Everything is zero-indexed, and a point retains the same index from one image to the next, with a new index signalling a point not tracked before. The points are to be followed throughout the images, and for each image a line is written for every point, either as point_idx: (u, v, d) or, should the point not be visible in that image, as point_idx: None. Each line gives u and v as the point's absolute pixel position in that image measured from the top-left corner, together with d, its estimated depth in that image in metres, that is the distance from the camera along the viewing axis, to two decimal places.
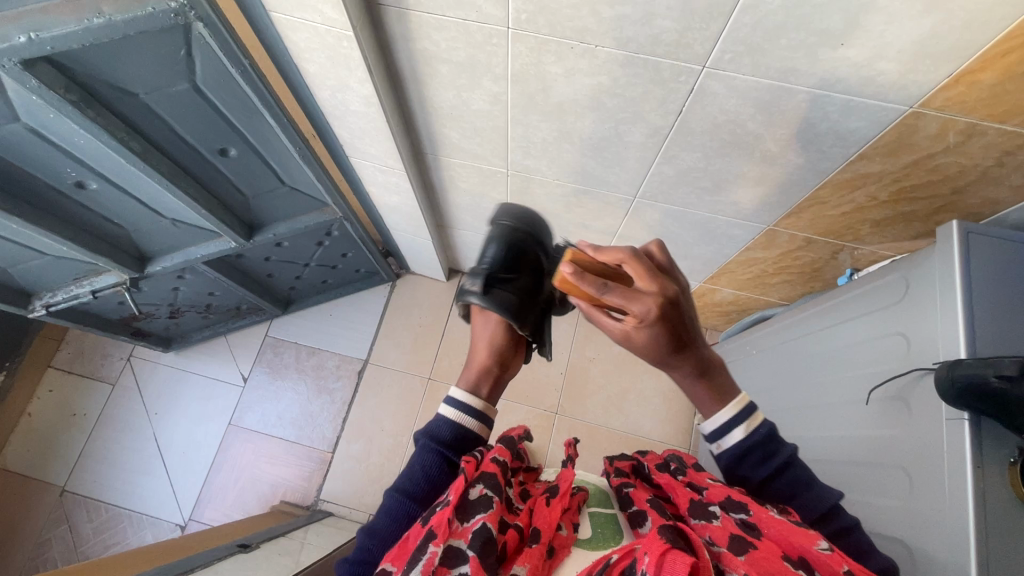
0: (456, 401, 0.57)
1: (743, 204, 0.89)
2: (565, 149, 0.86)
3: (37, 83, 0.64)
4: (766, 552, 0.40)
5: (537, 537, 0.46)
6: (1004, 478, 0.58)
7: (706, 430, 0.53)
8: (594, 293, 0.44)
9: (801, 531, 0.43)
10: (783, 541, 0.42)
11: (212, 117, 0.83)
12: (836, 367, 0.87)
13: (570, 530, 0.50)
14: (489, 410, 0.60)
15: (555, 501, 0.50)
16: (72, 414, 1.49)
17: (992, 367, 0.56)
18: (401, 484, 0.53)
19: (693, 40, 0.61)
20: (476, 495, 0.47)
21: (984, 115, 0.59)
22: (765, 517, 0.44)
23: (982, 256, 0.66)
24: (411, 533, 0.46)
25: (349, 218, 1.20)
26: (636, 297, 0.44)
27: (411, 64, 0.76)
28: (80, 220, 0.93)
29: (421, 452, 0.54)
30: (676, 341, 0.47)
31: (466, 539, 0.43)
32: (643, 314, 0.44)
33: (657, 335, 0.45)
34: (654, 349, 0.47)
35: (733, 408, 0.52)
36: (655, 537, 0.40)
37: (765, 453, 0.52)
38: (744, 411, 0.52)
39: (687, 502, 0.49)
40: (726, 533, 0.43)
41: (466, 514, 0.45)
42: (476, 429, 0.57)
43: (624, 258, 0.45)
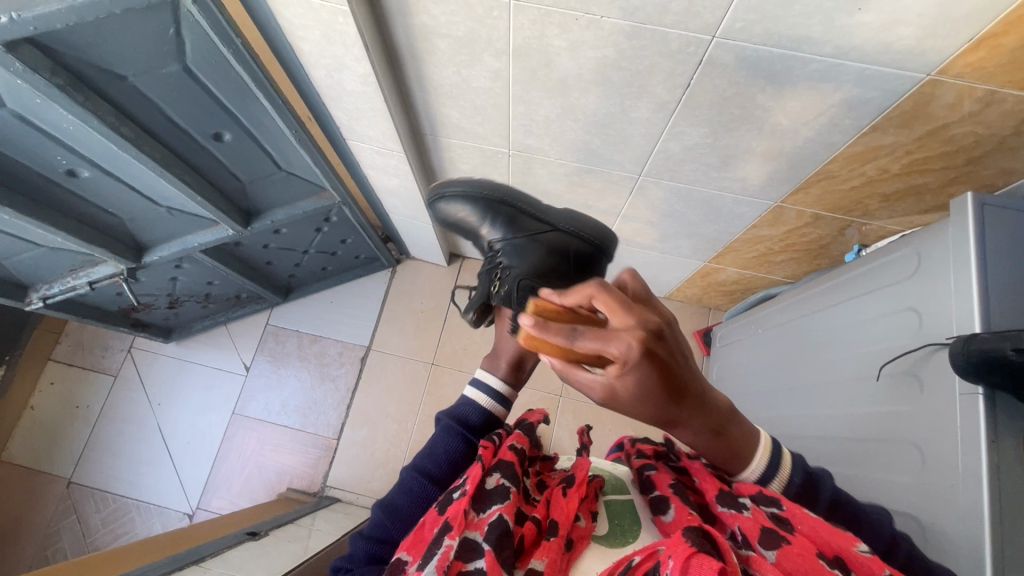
0: (487, 389, 0.61)
1: (750, 181, 0.87)
2: (568, 126, 0.84)
3: (21, 66, 0.62)
4: (801, 548, 0.39)
5: (555, 530, 0.45)
6: (1019, 452, 0.57)
7: (739, 477, 0.53)
8: (564, 339, 0.37)
9: (839, 532, 0.41)
10: (817, 538, 0.41)
11: (204, 100, 0.80)
12: (844, 344, 0.86)
13: (588, 521, 0.49)
14: (514, 395, 0.63)
15: (573, 491, 0.49)
16: (75, 407, 1.49)
17: (1009, 340, 0.54)
18: (418, 463, 0.55)
19: (702, 8, 0.58)
20: (493, 485, 0.47)
21: (1005, 81, 0.58)
22: (799, 513, 0.43)
23: (999, 229, 0.65)
24: (428, 521, 0.45)
25: (348, 203, 1.18)
26: (613, 332, 0.36)
27: (409, 40, 0.74)
28: (72, 210, 0.91)
29: (444, 433, 0.56)
30: (675, 387, 0.39)
31: (482, 531, 0.42)
32: (627, 354, 0.35)
33: (650, 385, 0.36)
34: (648, 403, 0.38)
35: (762, 457, 0.51)
36: (680, 538, 0.38)
37: (810, 496, 0.52)
38: (770, 455, 0.52)
39: (714, 487, 0.48)
40: (758, 525, 0.42)
41: (482, 505, 0.44)
42: (499, 413, 0.61)
43: (593, 292, 0.39)
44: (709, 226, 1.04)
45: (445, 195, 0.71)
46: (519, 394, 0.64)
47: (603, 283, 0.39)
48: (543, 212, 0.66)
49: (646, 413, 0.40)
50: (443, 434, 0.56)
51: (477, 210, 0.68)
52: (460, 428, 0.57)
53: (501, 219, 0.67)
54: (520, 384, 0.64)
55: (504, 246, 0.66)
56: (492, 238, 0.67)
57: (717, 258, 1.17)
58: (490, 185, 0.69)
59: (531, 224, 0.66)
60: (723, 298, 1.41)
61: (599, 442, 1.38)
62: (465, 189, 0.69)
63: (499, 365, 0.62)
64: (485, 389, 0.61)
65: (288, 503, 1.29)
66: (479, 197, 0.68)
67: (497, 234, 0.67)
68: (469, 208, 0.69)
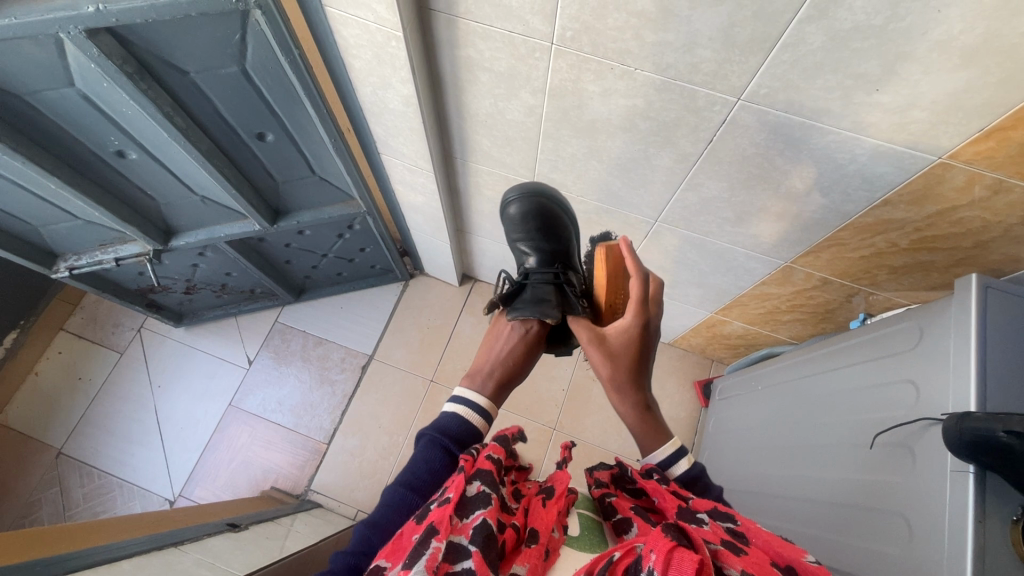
0: (467, 400, 0.62)
1: (762, 238, 0.89)
2: (592, 166, 0.88)
3: (97, 52, 0.67)
4: (758, 558, 0.40)
5: (534, 538, 0.46)
6: (1007, 538, 0.57)
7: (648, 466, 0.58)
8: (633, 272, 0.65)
9: (789, 544, 0.43)
10: (770, 551, 0.43)
11: (255, 102, 0.85)
12: (841, 409, 0.87)
13: (561, 533, 0.49)
14: (495, 411, 0.64)
15: (551, 503, 0.51)
16: (78, 378, 1.51)
17: (1000, 422, 0.55)
18: (402, 478, 0.54)
19: (730, 72, 0.62)
20: (474, 492, 0.47)
21: (1012, 172, 0.60)
22: (753, 527, 0.45)
23: (999, 312, 0.66)
24: (406, 532, 0.46)
25: (371, 214, 1.22)
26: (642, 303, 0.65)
27: (453, 69, 0.79)
28: (113, 187, 0.96)
29: (426, 446, 0.56)
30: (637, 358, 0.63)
31: (466, 535, 0.43)
32: (633, 318, 0.64)
33: (630, 339, 0.63)
34: (623, 352, 0.64)
35: (669, 446, 0.58)
36: (661, 535, 0.39)
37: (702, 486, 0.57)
38: (681, 449, 0.58)
39: (674, 506, 0.49)
40: (717, 535, 0.42)
41: (466, 511, 0.45)
42: (481, 426, 0.61)
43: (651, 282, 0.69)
44: (718, 277, 1.06)
45: (524, 200, 0.85)
46: (499, 411, 0.64)
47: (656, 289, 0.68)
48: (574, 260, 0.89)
49: (613, 360, 0.63)
50: (426, 447, 0.56)
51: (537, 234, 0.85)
52: (442, 438, 0.57)
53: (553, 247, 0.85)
54: (499, 401, 0.65)
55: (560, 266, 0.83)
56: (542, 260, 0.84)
57: (724, 310, 1.19)
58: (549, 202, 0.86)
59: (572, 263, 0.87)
60: (726, 351, 1.42)
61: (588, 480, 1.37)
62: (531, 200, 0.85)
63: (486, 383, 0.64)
64: (466, 403, 0.62)
65: (270, 502, 1.29)
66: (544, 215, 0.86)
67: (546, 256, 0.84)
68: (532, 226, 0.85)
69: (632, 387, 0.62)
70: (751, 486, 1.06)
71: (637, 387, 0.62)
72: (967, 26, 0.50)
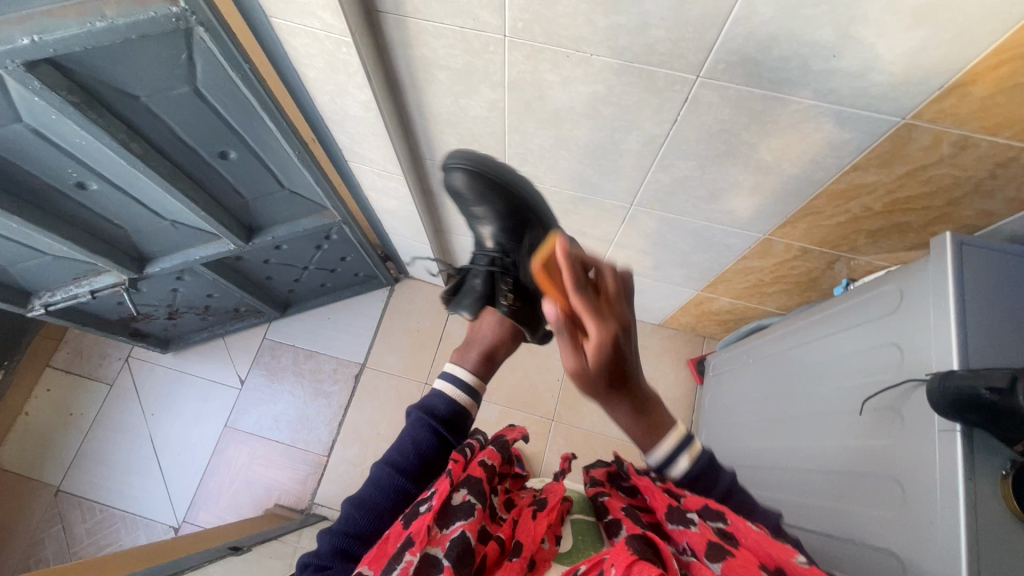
0: (453, 377, 0.63)
1: (738, 213, 0.89)
2: (562, 156, 0.87)
3: (39, 85, 0.65)
4: (743, 560, 0.41)
5: (518, 551, 0.46)
6: (997, 492, 0.58)
7: (652, 463, 0.56)
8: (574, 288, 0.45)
9: (780, 544, 0.43)
10: (761, 553, 0.43)
11: (212, 121, 0.83)
12: (829, 376, 0.87)
13: (552, 543, 0.50)
14: (483, 387, 0.66)
15: (542, 515, 0.51)
16: (69, 414, 1.49)
17: (982, 379, 0.55)
18: (389, 457, 0.57)
19: (687, 50, 0.61)
20: (458, 501, 0.48)
21: (976, 127, 0.60)
22: (743, 526, 0.45)
23: (975, 268, 0.66)
24: (392, 535, 0.46)
25: (348, 222, 1.21)
26: (598, 314, 0.46)
27: (410, 70, 0.77)
28: (79, 220, 0.94)
29: (413, 425, 0.59)
30: (616, 368, 0.49)
31: (442, 547, 0.43)
32: (601, 332, 0.46)
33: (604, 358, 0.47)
34: (598, 374, 0.48)
35: (671, 439, 0.54)
36: (624, 546, 0.40)
37: (708, 480, 0.54)
38: (682, 441, 0.55)
39: (665, 505, 0.50)
40: (704, 540, 0.44)
41: (446, 522, 0.45)
42: (469, 405, 0.63)
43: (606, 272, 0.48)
44: (700, 256, 1.06)
45: (477, 171, 0.73)
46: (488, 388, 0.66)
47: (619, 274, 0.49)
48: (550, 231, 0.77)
49: (590, 381, 0.49)
50: (414, 425, 0.58)
51: (501, 203, 0.73)
52: (429, 419, 0.59)
53: (517, 221, 0.74)
54: (488, 378, 0.67)
55: (511, 247, 0.73)
56: (499, 234, 0.74)
57: (710, 286, 1.18)
58: (512, 172, 0.74)
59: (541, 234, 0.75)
60: (716, 327, 1.42)
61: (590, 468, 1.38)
62: (493, 171, 0.73)
63: (471, 355, 0.66)
64: (453, 381, 0.63)
65: (274, 519, 1.29)
66: (508, 186, 0.73)
67: (503, 232, 0.74)
68: (491, 196, 0.73)
69: (618, 397, 0.52)
70: (749, 460, 1.07)
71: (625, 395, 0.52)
72: None
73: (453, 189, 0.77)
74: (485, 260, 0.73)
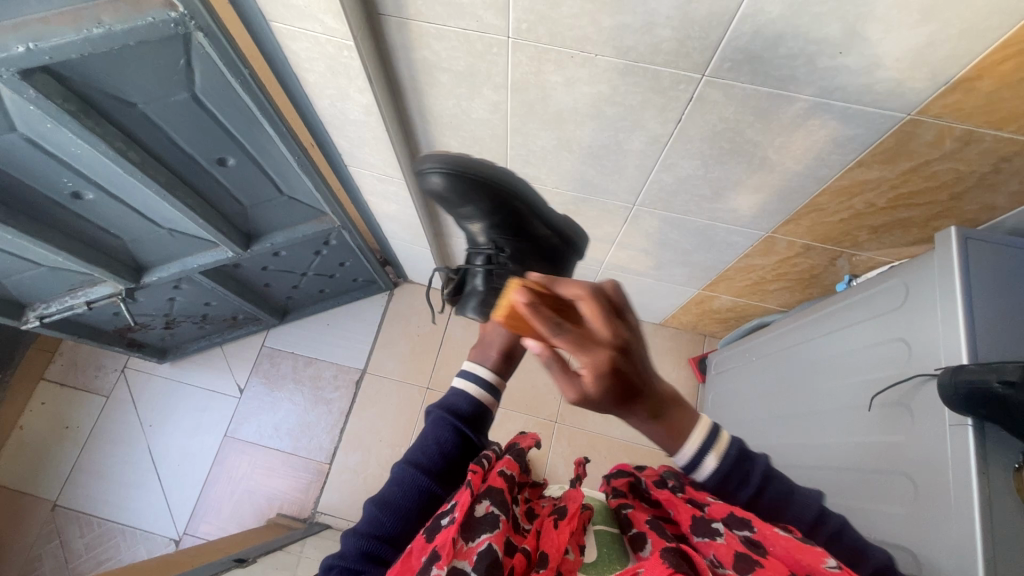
0: (472, 375, 0.62)
1: (741, 212, 0.89)
2: (564, 157, 0.87)
3: (35, 93, 0.64)
4: (772, 569, 0.40)
5: (544, 561, 0.46)
6: (1010, 485, 0.58)
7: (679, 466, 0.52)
8: (548, 331, 0.37)
9: (809, 549, 0.42)
10: (790, 560, 0.42)
11: (210, 127, 0.82)
12: (835, 373, 0.87)
13: (577, 554, 0.50)
14: (502, 385, 0.65)
15: (563, 523, 0.50)
16: (65, 427, 1.47)
17: (995, 372, 0.55)
18: (412, 457, 0.57)
19: (692, 49, 0.61)
20: (482, 513, 0.48)
21: (982, 122, 0.60)
22: (770, 534, 0.44)
23: (980, 262, 0.66)
24: (416, 548, 0.46)
25: (347, 227, 1.20)
26: (587, 344, 0.38)
27: (411, 72, 0.76)
28: (74, 231, 0.92)
29: (435, 424, 0.59)
30: (626, 389, 0.41)
31: (471, 560, 0.43)
32: (595, 367, 0.38)
33: (607, 389, 0.39)
34: (606, 405, 0.41)
35: (698, 439, 0.51)
36: (656, 560, 0.41)
37: (743, 476, 0.52)
38: (710, 438, 0.51)
39: (689, 518, 0.49)
40: (731, 551, 0.43)
41: (471, 534, 0.45)
42: (487, 402, 0.62)
43: (581, 295, 0.39)
44: (702, 254, 1.06)
45: (454, 172, 0.68)
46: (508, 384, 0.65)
47: (596, 288, 0.39)
48: (547, 217, 0.72)
49: (601, 410, 0.42)
50: (435, 425, 0.59)
51: (485, 202, 0.69)
52: (452, 418, 0.59)
53: (505, 216, 0.70)
54: (507, 373, 0.66)
55: (504, 245, 0.72)
56: (490, 231, 0.72)
57: (711, 285, 1.19)
58: (489, 170, 0.68)
59: (535, 226, 0.72)
60: (717, 326, 1.42)
61: (595, 470, 1.37)
62: (469, 172, 0.68)
63: (490, 355, 0.64)
64: (474, 379, 0.63)
65: (278, 529, 1.27)
66: (489, 185, 0.68)
67: (493, 228, 0.71)
68: (473, 198, 0.69)
69: (638, 412, 0.45)
70: None
71: (643, 407, 0.44)
72: None
73: (432, 193, 0.71)
74: (481, 256, 0.74)
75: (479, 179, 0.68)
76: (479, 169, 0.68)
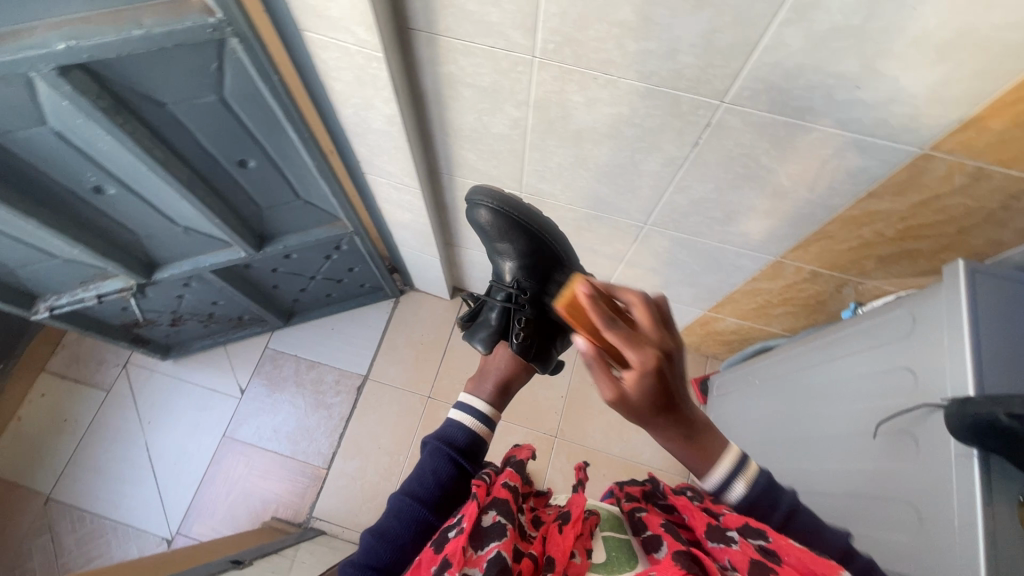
0: (466, 406, 0.64)
1: (751, 235, 0.90)
2: (580, 174, 0.88)
3: (70, 89, 0.65)
4: None
5: (551, 565, 0.47)
6: (1014, 518, 0.58)
7: (708, 488, 0.53)
8: (601, 323, 0.42)
9: (823, 561, 0.42)
10: (803, 569, 0.42)
11: (235, 129, 0.84)
12: (840, 400, 0.88)
13: (584, 557, 0.50)
14: (496, 416, 0.66)
15: (568, 527, 0.51)
16: (63, 421, 1.46)
17: (1000, 405, 0.56)
18: (409, 487, 0.56)
19: (713, 77, 0.63)
20: (489, 522, 0.48)
21: (992, 159, 0.61)
22: (785, 544, 0.44)
23: (986, 296, 0.68)
24: (423, 559, 0.47)
25: (359, 233, 1.21)
26: (638, 342, 0.42)
27: (436, 86, 0.78)
28: (91, 224, 0.93)
29: (432, 455, 0.58)
30: (666, 395, 0.44)
31: (481, 568, 0.44)
32: (647, 363, 0.42)
33: (656, 390, 0.43)
34: (646, 409, 0.44)
35: (726, 464, 0.51)
36: (669, 563, 0.43)
37: (771, 502, 0.52)
38: (738, 463, 0.52)
39: (703, 524, 0.49)
40: (746, 558, 0.43)
41: (480, 543, 0.46)
42: (483, 433, 0.63)
43: (635, 303, 0.45)
44: (710, 276, 1.07)
45: (500, 208, 0.72)
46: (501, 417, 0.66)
47: (645, 297, 0.46)
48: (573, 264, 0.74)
49: (637, 414, 0.45)
50: (432, 456, 0.58)
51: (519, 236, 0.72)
52: (448, 449, 0.59)
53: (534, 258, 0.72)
54: (502, 408, 0.67)
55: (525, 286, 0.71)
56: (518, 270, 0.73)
57: (716, 307, 1.20)
58: (537, 215, 0.73)
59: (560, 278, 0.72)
60: (720, 348, 1.43)
61: (593, 487, 1.37)
62: (511, 208, 0.72)
63: (486, 388, 0.66)
64: (469, 411, 0.64)
65: (272, 533, 1.26)
66: (524, 221, 0.72)
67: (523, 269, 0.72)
68: (511, 234, 0.72)
69: (665, 425, 0.47)
70: None
71: (673, 422, 0.47)
72: (943, 22, 0.51)
73: (477, 224, 0.76)
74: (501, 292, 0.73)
75: (515, 209, 0.72)
76: (529, 209, 0.73)
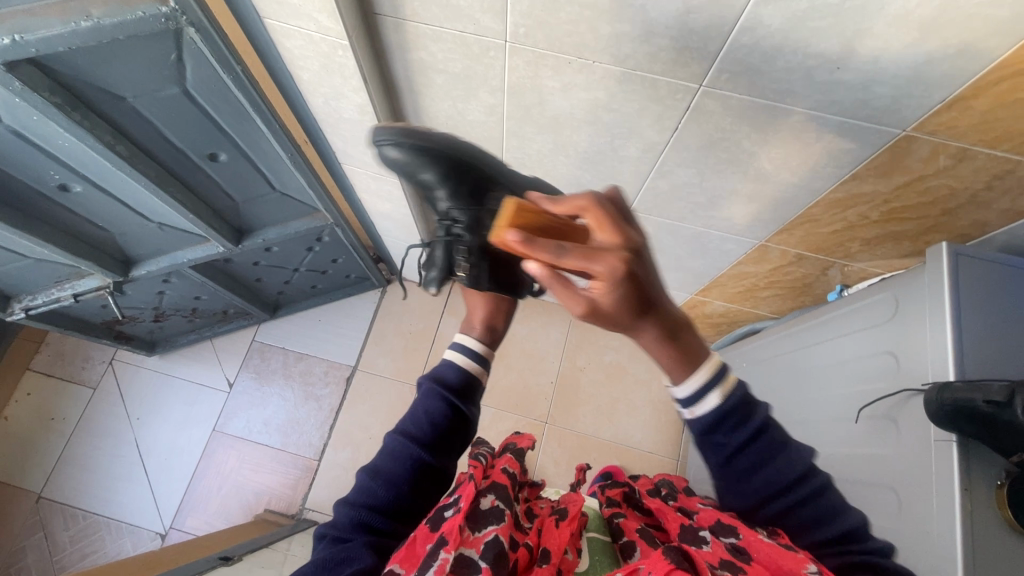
0: (461, 347, 0.62)
1: (735, 220, 0.89)
2: (560, 161, 0.86)
3: (21, 86, 0.62)
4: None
5: (547, 557, 0.46)
6: (990, 500, 0.59)
7: (678, 397, 0.48)
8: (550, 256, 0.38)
9: (791, 555, 0.42)
10: (772, 566, 0.42)
11: (201, 121, 0.81)
12: (824, 383, 0.88)
13: (577, 555, 0.49)
14: (490, 354, 0.64)
15: (564, 524, 0.51)
16: (50, 419, 1.45)
17: (979, 392, 0.56)
18: (403, 428, 0.54)
19: (691, 59, 0.61)
20: (487, 506, 0.49)
21: (976, 140, 0.60)
22: (756, 541, 0.44)
23: (970, 279, 0.67)
24: (418, 536, 0.46)
25: (340, 224, 1.19)
26: (598, 251, 0.38)
27: (407, 73, 0.75)
28: (61, 223, 0.91)
29: (426, 396, 0.56)
30: (642, 298, 0.41)
31: (477, 549, 0.44)
32: (608, 269, 0.38)
33: (625, 293, 0.39)
34: (622, 312, 0.40)
35: (704, 372, 0.47)
36: (658, 555, 0.41)
37: (741, 417, 0.47)
38: (716, 375, 0.47)
39: (679, 526, 0.50)
40: (717, 556, 0.43)
41: (476, 526, 0.47)
42: (478, 373, 0.61)
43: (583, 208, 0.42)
44: (696, 260, 1.06)
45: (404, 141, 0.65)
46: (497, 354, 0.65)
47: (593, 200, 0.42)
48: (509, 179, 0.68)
49: (615, 326, 0.42)
50: (427, 397, 0.56)
51: (438, 167, 0.65)
52: (442, 389, 0.57)
53: (461, 182, 0.66)
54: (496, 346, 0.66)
55: (463, 215, 0.67)
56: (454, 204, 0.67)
57: (704, 290, 1.19)
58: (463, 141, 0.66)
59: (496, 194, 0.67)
60: (709, 330, 1.43)
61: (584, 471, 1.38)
62: (418, 139, 0.65)
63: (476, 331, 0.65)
64: (461, 351, 0.62)
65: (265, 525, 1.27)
66: (442, 151, 0.65)
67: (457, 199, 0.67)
68: (427, 163, 0.65)
69: (647, 327, 0.43)
70: None
71: (655, 321, 0.43)
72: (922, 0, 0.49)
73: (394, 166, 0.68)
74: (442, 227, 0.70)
75: (410, 137, 0.65)
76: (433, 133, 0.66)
